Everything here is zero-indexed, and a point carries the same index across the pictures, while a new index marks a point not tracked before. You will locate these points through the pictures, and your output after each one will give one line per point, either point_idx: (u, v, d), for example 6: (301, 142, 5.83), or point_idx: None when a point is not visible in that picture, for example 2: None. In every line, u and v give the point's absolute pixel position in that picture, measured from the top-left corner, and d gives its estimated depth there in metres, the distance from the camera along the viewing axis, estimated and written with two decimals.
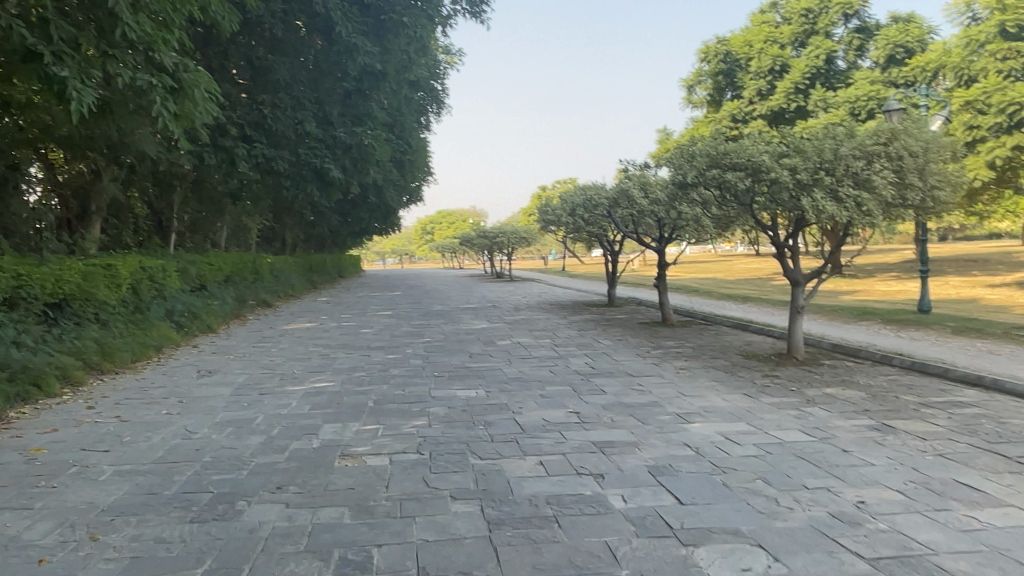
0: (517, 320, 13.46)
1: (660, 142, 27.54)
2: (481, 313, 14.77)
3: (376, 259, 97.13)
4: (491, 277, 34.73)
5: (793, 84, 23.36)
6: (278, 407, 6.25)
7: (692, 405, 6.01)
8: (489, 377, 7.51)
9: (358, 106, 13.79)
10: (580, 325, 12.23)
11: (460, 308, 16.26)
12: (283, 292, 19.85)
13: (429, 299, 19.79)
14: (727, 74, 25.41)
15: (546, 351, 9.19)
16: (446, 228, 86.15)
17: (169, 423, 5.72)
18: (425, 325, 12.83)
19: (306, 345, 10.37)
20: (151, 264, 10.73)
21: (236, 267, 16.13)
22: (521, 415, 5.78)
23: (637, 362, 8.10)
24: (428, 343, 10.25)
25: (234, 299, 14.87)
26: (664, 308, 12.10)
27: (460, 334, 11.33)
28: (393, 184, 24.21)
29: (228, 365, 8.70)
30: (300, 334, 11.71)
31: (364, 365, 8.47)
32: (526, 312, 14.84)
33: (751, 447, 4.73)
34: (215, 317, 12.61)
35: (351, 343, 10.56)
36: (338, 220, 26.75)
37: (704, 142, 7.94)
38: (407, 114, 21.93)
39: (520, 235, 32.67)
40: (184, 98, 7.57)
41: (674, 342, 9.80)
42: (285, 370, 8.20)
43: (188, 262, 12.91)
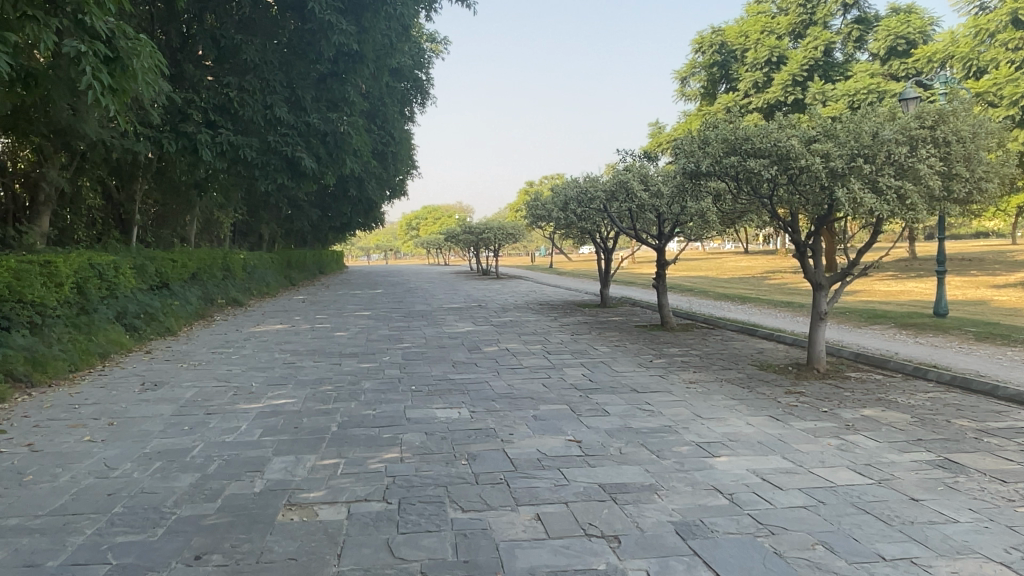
0: (505, 322, 12.51)
1: (653, 136, 26.56)
2: (467, 314, 13.82)
3: (361, 254, 95.76)
4: (477, 274, 33.75)
5: (791, 76, 22.32)
6: (224, 433, 5.27)
7: (714, 433, 5.09)
8: (474, 392, 6.55)
9: (334, 91, 12.78)
10: (573, 328, 11.29)
11: (444, 308, 15.28)
12: (256, 290, 18.78)
13: (411, 297, 18.81)
14: (722, 66, 24.65)
15: (538, 361, 8.25)
16: (432, 224, 84.97)
17: (87, 456, 4.72)
18: (406, 328, 11.87)
19: (272, 351, 9.37)
20: (101, 261, 9.69)
21: (204, 264, 15.06)
22: (511, 445, 4.84)
23: (641, 375, 7.19)
24: (407, 350, 9.28)
25: (199, 299, 13.81)
26: (663, 311, 11.19)
27: (443, 339, 10.37)
28: (374, 176, 23.19)
29: (180, 376, 7.68)
30: (268, 338, 10.72)
31: (332, 377, 7.48)
32: (514, 313, 13.91)
33: (797, 494, 3.83)
34: (176, 318, 11.58)
35: (322, 348, 9.57)
36: (318, 214, 25.65)
37: (719, 126, 7.00)
38: (389, 104, 20.86)
39: (507, 231, 31.71)
40: (123, 70, 6.33)
41: (678, 350, 8.90)
42: (242, 383, 7.20)
43: (147, 259, 11.87)
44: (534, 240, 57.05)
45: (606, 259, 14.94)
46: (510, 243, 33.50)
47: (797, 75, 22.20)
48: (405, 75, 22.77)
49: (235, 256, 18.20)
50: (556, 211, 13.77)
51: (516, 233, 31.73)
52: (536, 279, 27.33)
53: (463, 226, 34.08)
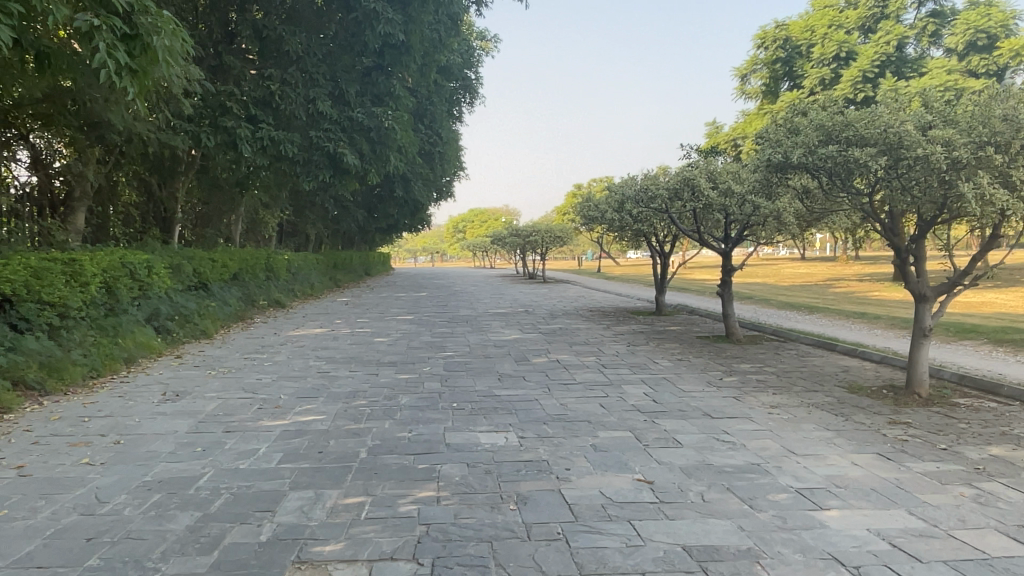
0: (555, 329, 11.72)
1: (710, 136, 25.61)
2: (514, 321, 13.08)
3: (408, 257, 96.00)
4: (524, 278, 33.01)
5: (861, 72, 20.97)
6: (239, 458, 4.60)
7: (814, 476, 4.21)
8: (523, 413, 5.78)
9: (379, 84, 12.12)
10: (629, 338, 10.44)
11: (490, 313, 14.56)
12: (299, 290, 18.36)
13: (456, 301, 18.15)
14: (786, 63, 23.50)
15: (594, 376, 7.43)
16: (479, 227, 84.59)
17: (79, 484, 4.09)
18: (450, 334, 11.19)
19: (306, 358, 8.76)
20: (134, 259, 9.23)
21: (246, 264, 14.65)
22: (570, 483, 4.05)
23: (713, 397, 6.31)
24: (450, 359, 8.57)
25: (239, 300, 13.37)
26: (728, 321, 10.25)
27: (489, 348, 9.63)
28: (421, 177, 22.67)
29: (205, 384, 7.09)
30: (305, 343, 10.15)
31: (366, 390, 6.80)
32: (565, 320, 13.12)
33: (945, 571, 2.96)
34: (213, 321, 11.12)
35: (359, 355, 8.92)
36: (364, 215, 25.25)
37: (809, 115, 6.16)
38: (436, 102, 20.27)
39: (555, 234, 30.89)
40: (142, 48, 5.74)
41: (749, 366, 7.98)
42: (269, 395, 6.56)
43: (185, 258, 11.44)
44: (581, 244, 56.06)
45: (663, 264, 14.02)
46: (559, 247, 32.66)
47: (867, 72, 20.81)
48: (453, 73, 22.15)
49: (279, 256, 17.81)
50: (611, 213, 12.93)
51: (565, 237, 30.90)
52: (584, 284, 26.44)
53: (510, 228, 33.38)
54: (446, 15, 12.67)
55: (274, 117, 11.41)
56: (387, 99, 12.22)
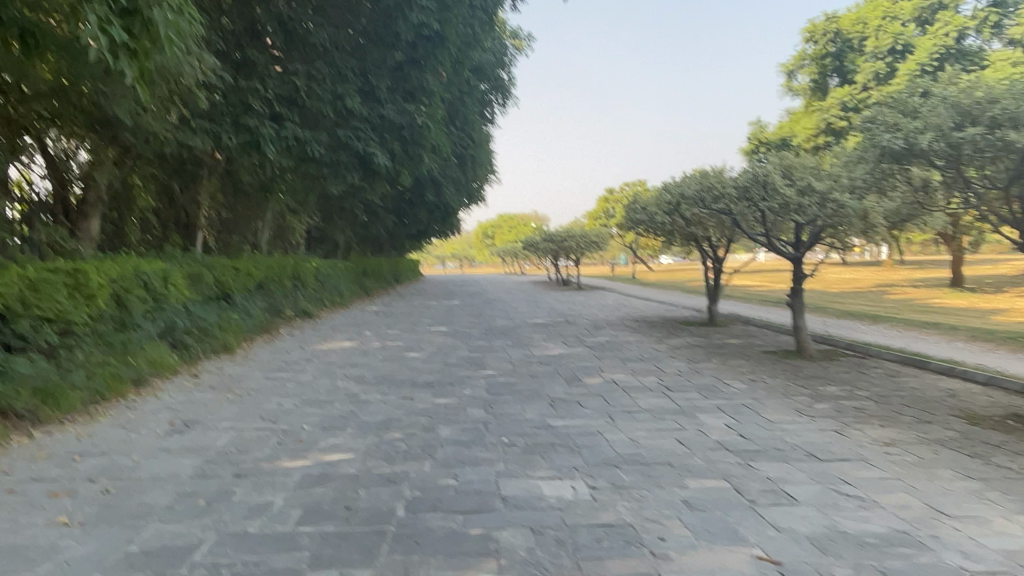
0: (603, 343, 10.75)
1: (753, 135, 24.58)
2: (556, 333, 12.13)
3: (436, 263, 95.49)
4: (557, 285, 32.06)
5: (918, 66, 19.50)
6: (248, 517, 3.73)
7: (989, 553, 3.22)
8: (588, 452, 4.84)
9: (411, 80, 11.27)
10: (688, 354, 9.43)
11: (529, 324, 13.65)
12: (328, 300, 17.63)
13: (491, 310, 17.26)
14: (836, 58, 22.36)
15: (662, 401, 6.45)
16: (508, 232, 83.78)
17: (46, 557, 3.24)
18: (489, 348, 10.29)
19: (333, 376, 7.91)
20: (148, 269, 8.50)
21: (272, 272, 13.91)
22: (670, 562, 3.11)
23: (810, 431, 5.32)
24: (493, 379, 7.66)
25: (264, 311, 12.66)
26: (799, 335, 9.24)
27: (534, 365, 8.70)
28: (453, 181, 21.90)
29: (219, 411, 6.26)
30: (333, 358, 9.33)
31: (401, 419, 5.90)
32: (612, 332, 12.13)
33: None
34: (236, 335, 10.37)
35: (392, 374, 8.06)
36: (394, 220, 24.52)
37: (925, 98, 5.63)
38: (468, 103, 19.43)
39: (590, 240, 29.87)
40: (143, 24, 4.93)
41: (837, 389, 6.96)
42: (289, 426, 5.69)
43: (207, 268, 10.72)
44: (613, 249, 54.90)
45: (716, 271, 12.97)
46: (593, 252, 31.65)
47: (926, 65, 19.48)
48: (486, 73, 21.29)
49: (308, 263, 17.12)
50: (662, 215, 11.95)
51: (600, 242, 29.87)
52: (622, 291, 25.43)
53: (543, 233, 32.44)
54: (482, 9, 11.93)
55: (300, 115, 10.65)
56: (419, 96, 11.32)
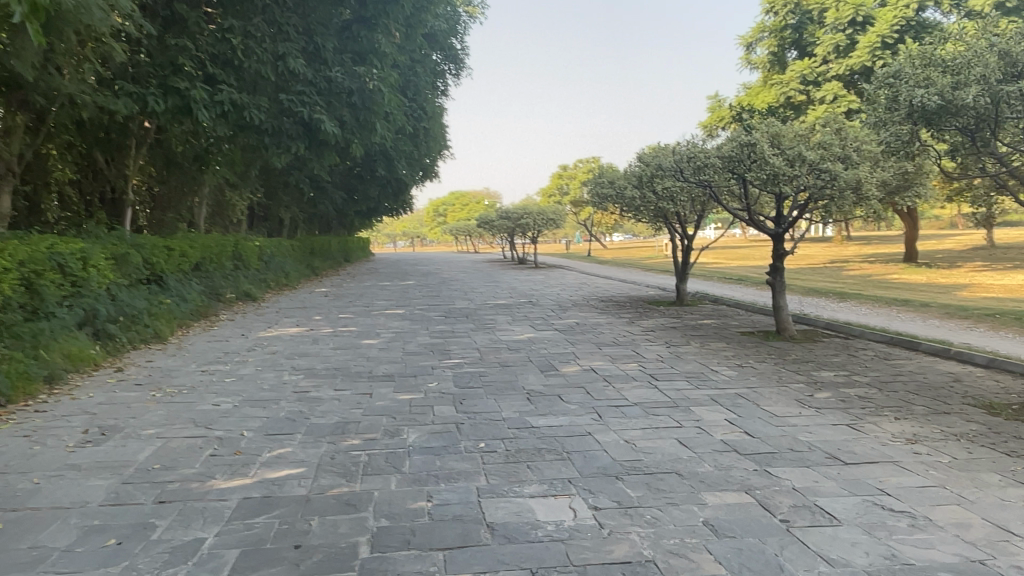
0: (572, 325, 10.10)
1: (712, 110, 24.24)
2: (521, 315, 11.44)
3: (387, 242, 93.79)
4: (513, 263, 31.37)
5: (879, 38, 19.32)
6: (169, 565, 2.93)
7: None
8: (581, 459, 4.16)
9: (361, 39, 10.30)
10: (665, 337, 8.85)
11: (490, 305, 12.92)
12: (273, 281, 16.59)
13: (448, 290, 16.46)
14: (796, 30, 22.00)
15: (651, 394, 5.82)
16: (460, 210, 82.64)
17: None
18: (451, 333, 9.56)
19: (279, 369, 7.05)
20: (64, 250, 7.47)
21: (210, 252, 12.85)
22: None
23: (822, 428, 4.75)
24: (460, 370, 6.92)
25: (201, 295, 11.65)
26: (780, 316, 8.75)
27: (502, 351, 7.99)
28: (406, 156, 20.91)
29: (144, 415, 5.37)
30: (279, 347, 8.46)
31: (358, 421, 5.13)
32: (579, 313, 11.49)
33: None
34: (167, 321, 9.39)
35: (346, 365, 7.24)
36: (344, 197, 23.42)
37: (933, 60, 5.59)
38: (422, 74, 18.43)
39: (547, 217, 29.20)
40: None
41: (833, 375, 6.44)
42: (226, 433, 4.86)
43: (135, 248, 9.68)
44: (567, 226, 54.43)
45: (686, 248, 12.43)
46: (550, 230, 30.99)
47: (887, 38, 19.21)
48: (438, 41, 20.26)
49: (250, 242, 16.04)
50: (632, 190, 11.31)
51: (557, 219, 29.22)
52: (580, 269, 24.91)
53: (498, 211, 31.64)
54: None
55: (236, 76, 9.63)
56: (370, 57, 10.37)
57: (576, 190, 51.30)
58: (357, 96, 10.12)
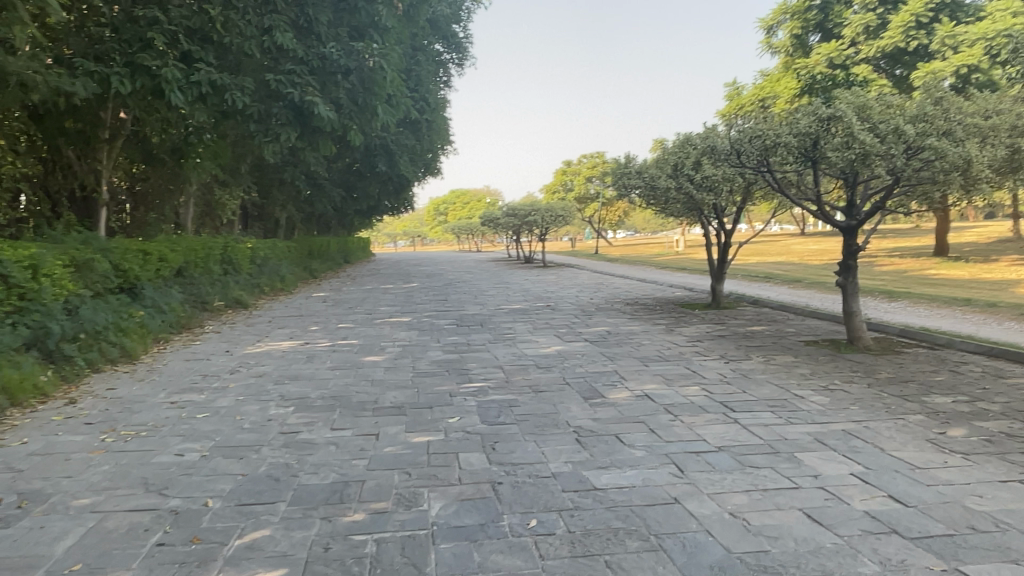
0: (604, 335, 8.83)
1: (729, 97, 23.10)
2: (543, 322, 10.19)
3: (387, 242, 92.53)
4: (520, 262, 30.12)
5: (913, 17, 18.14)
6: None
7: None
8: (683, 552, 2.91)
9: (359, 11, 9.02)
10: (718, 350, 7.57)
11: (504, 311, 11.66)
12: (267, 286, 15.35)
13: (457, 294, 15.22)
14: (822, 10, 20.80)
15: (736, 433, 4.54)
16: (461, 209, 81.50)
17: None
18: (468, 346, 8.31)
19: (265, 399, 5.78)
20: (5, 258, 6.19)
21: (195, 256, 11.59)
22: None
23: (993, 490, 3.49)
24: (485, 397, 5.66)
25: (183, 304, 10.41)
26: (853, 322, 7.52)
27: (531, 370, 6.73)
28: (407, 149, 19.68)
29: (81, 473, 4.10)
30: (269, 367, 7.20)
31: (363, 481, 3.86)
32: (609, 320, 10.23)
33: None
34: (140, 337, 8.14)
35: (346, 392, 5.98)
36: (342, 195, 22.16)
37: None
38: (423, 61, 17.24)
39: (557, 213, 27.96)
40: None
41: (952, 403, 5.17)
42: (184, 503, 3.61)
43: (103, 252, 8.45)
44: (572, 224, 53.19)
45: (724, 244, 11.16)
46: (558, 227, 29.76)
47: (921, 16, 18.06)
48: (440, 28, 19.12)
49: (243, 244, 14.81)
50: (665, 180, 10.07)
51: (568, 216, 27.98)
52: (593, 268, 23.70)
53: (504, 208, 30.39)
54: None
55: (216, 54, 8.39)
56: (369, 32, 9.10)
57: (581, 187, 50.12)
58: (355, 76, 8.85)
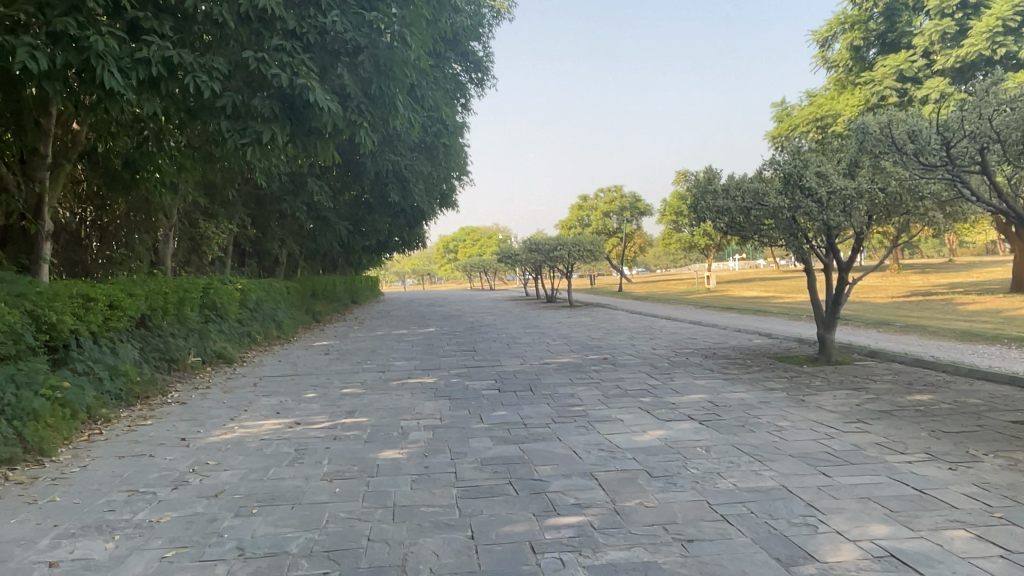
0: (713, 410, 6.30)
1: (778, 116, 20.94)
2: (614, 386, 7.67)
3: (395, 280, 90.49)
4: (543, 301, 27.64)
5: (999, 21, 15.77)
6: None
7: None
8: None
9: None
10: (910, 441, 5.04)
11: (555, 368, 9.17)
12: (259, 335, 12.96)
13: (485, 342, 12.74)
14: (887, 19, 18.62)
15: None
16: (471, 246, 79.48)
17: None
18: (528, 428, 5.82)
19: (210, 563, 3.28)
20: None
21: (164, 298, 9.21)
22: None
23: None
24: (603, 558, 3.16)
25: (139, 364, 8.03)
26: None
27: (647, 485, 4.21)
28: (424, 177, 17.50)
29: None
30: (236, 476, 4.70)
31: None
32: (700, 383, 7.69)
33: None
34: (58, 421, 5.67)
35: (354, 539, 3.49)
36: (350, 229, 19.90)
37: None
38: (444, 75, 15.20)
39: (584, 248, 25.60)
40: None
41: None
42: None
43: (17, 297, 6.09)
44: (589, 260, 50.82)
45: (837, 281, 8.78)
46: (584, 263, 27.34)
47: (1009, 21, 15.65)
48: (461, 44, 17.32)
49: (232, 285, 12.52)
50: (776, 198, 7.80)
51: (596, 251, 25.66)
52: (629, 308, 21.26)
53: (526, 242, 28.05)
54: None
55: (175, 26, 6.16)
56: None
57: (598, 221, 48.09)
58: (366, 57, 6.53)
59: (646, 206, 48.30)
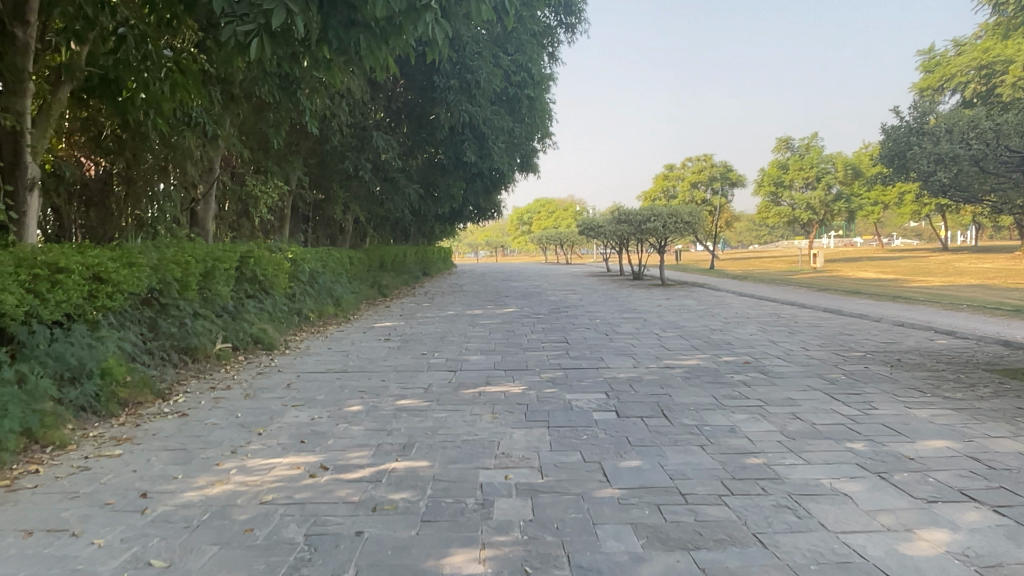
0: (998, 482, 3.78)
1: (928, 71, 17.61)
2: (790, 415, 5.21)
3: (468, 251, 88.91)
4: (631, 278, 24.98)
5: None
6: None
7: None
8: None
9: None
10: None
11: (685, 377, 6.73)
12: (312, 314, 10.99)
13: (580, 330, 10.36)
14: None
15: None
16: (546, 218, 76.87)
17: None
18: (694, 507, 3.46)
19: None
20: None
21: (185, 267, 7.23)
22: None
23: None
24: None
25: (134, 357, 6.10)
26: None
27: None
28: (504, 131, 15.22)
29: None
30: None
31: None
32: (923, 417, 5.13)
33: None
34: None
35: None
36: (421, 194, 17.81)
37: None
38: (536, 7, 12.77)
39: (681, 219, 22.75)
40: None
41: None
42: None
43: None
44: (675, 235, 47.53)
45: None
46: (679, 238, 24.45)
47: None
48: None
49: (281, 254, 10.58)
50: None
51: (694, 224, 22.86)
52: (734, 290, 18.57)
53: (613, 213, 25.37)
54: None
55: None
56: None
57: (686, 193, 44.76)
58: None
59: (738, 177, 44.71)
